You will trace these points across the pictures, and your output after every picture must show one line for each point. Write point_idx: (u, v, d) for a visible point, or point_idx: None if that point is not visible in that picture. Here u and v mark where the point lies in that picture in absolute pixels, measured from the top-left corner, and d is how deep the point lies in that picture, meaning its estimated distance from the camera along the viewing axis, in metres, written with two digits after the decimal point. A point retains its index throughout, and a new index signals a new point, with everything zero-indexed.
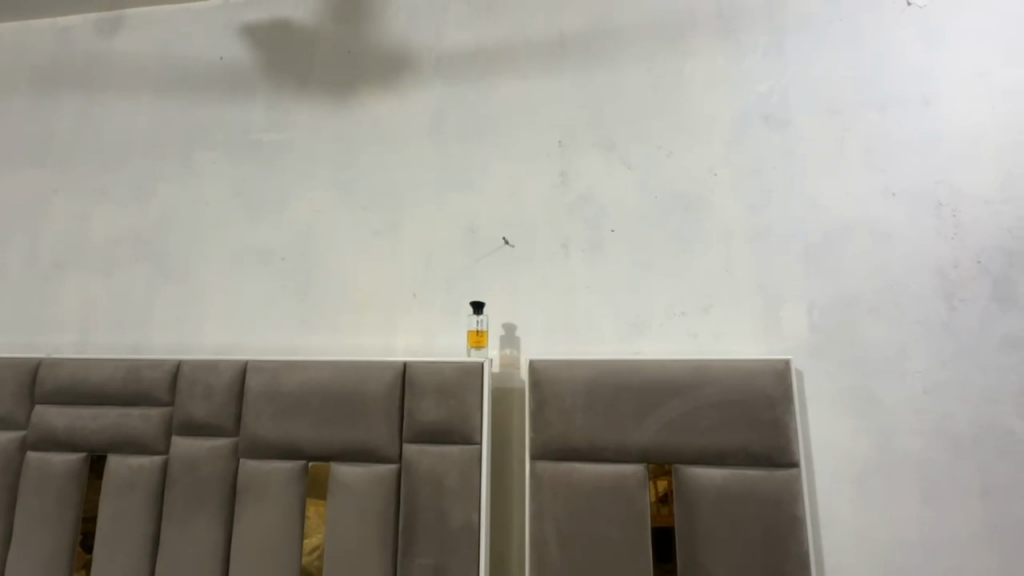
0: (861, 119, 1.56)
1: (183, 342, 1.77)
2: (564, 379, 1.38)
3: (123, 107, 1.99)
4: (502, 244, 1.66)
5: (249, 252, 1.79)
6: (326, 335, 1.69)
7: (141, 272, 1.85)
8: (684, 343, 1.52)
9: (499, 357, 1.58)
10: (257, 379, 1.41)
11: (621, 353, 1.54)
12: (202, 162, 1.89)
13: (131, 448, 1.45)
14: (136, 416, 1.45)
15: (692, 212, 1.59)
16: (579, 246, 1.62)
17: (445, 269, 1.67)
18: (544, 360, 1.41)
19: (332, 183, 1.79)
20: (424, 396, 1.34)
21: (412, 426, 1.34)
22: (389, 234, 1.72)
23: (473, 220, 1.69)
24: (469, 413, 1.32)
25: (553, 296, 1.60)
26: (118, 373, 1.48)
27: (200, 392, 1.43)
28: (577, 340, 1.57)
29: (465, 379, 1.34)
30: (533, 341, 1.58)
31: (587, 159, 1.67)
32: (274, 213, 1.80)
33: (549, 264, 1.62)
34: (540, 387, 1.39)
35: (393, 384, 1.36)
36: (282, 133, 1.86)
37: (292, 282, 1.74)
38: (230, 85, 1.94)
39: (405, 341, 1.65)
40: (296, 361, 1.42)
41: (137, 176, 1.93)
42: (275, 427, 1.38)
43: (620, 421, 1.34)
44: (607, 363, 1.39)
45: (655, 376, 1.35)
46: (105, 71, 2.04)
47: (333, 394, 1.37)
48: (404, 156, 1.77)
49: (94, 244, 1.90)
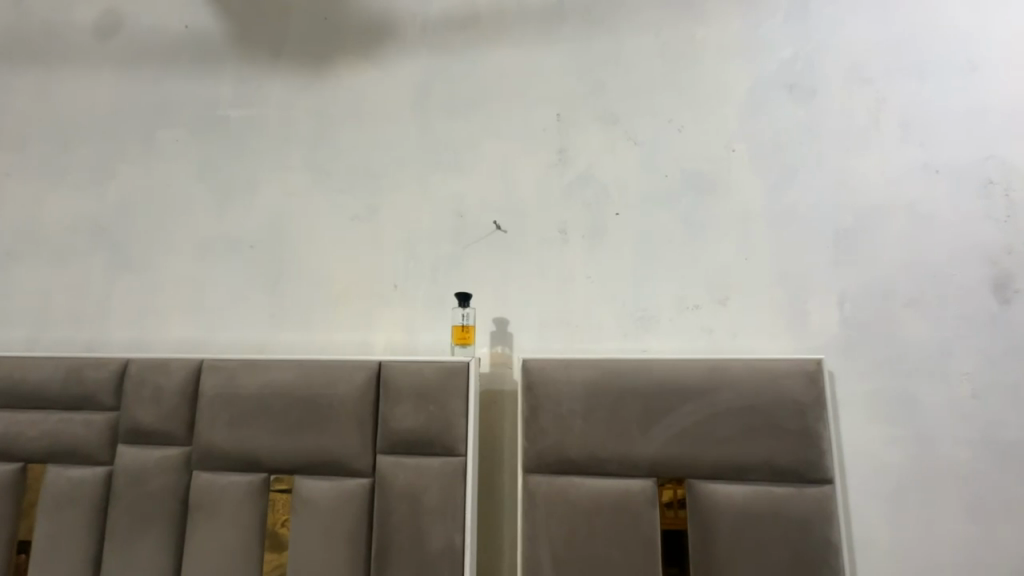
0: (897, 89, 1.38)
1: (141, 339, 1.60)
2: (560, 381, 1.21)
3: (82, 81, 1.82)
4: (493, 230, 1.48)
5: (215, 240, 1.62)
6: (298, 332, 1.52)
7: (98, 262, 1.67)
8: (698, 340, 1.35)
9: (488, 356, 1.41)
10: (212, 381, 1.24)
11: (626, 351, 1.37)
12: (166, 141, 1.72)
13: (73, 457, 1.28)
14: (78, 421, 1.28)
15: (707, 193, 1.41)
16: (579, 231, 1.44)
17: (430, 257, 1.50)
18: (539, 359, 1.24)
19: (306, 163, 1.62)
20: (401, 400, 1.17)
21: (387, 435, 1.17)
22: (369, 219, 1.55)
23: (461, 203, 1.52)
24: (452, 421, 1.15)
25: (550, 287, 1.43)
26: (58, 372, 1.30)
27: (148, 395, 1.26)
28: (576, 338, 1.39)
29: (448, 382, 1.17)
30: (527, 338, 1.41)
31: (588, 135, 1.49)
32: (243, 196, 1.63)
33: (545, 252, 1.45)
34: (534, 390, 1.22)
35: (365, 387, 1.19)
36: (253, 109, 1.69)
37: (262, 271, 1.57)
38: (197, 56, 1.76)
39: (384, 339, 1.48)
40: (256, 360, 1.25)
41: (95, 156, 1.75)
42: (231, 436, 1.21)
43: (625, 430, 1.17)
44: (610, 362, 1.22)
45: (665, 379, 1.18)
46: (62, 42, 1.86)
47: (297, 398, 1.20)
48: (385, 133, 1.60)
49: (47, 231, 1.72)
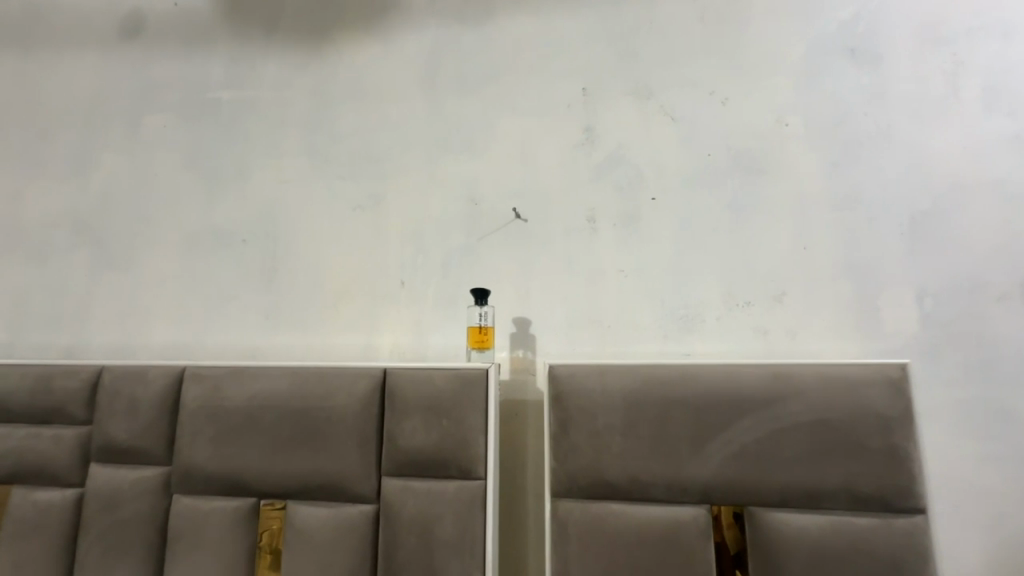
0: (978, 50, 1.20)
1: (125, 344, 1.46)
2: (594, 390, 1.04)
3: (65, 65, 1.68)
4: (511, 218, 1.32)
5: (204, 234, 1.47)
6: (294, 335, 1.36)
7: (80, 260, 1.53)
8: (750, 341, 1.17)
9: (508, 361, 1.25)
10: (194, 392, 1.09)
11: (666, 355, 1.19)
12: (153, 127, 1.58)
13: (40, 478, 1.13)
14: (46, 437, 1.13)
15: (757, 173, 1.24)
16: (610, 219, 1.27)
17: (441, 250, 1.34)
18: (569, 365, 1.07)
19: (304, 148, 1.46)
20: (409, 414, 1.01)
21: (393, 455, 1.01)
22: (373, 208, 1.39)
23: (475, 189, 1.35)
24: (469, 438, 0.98)
25: (577, 282, 1.26)
26: (24, 382, 1.16)
27: (123, 408, 1.11)
28: (608, 339, 1.22)
29: (463, 392, 1.00)
30: (552, 341, 1.24)
31: (618, 111, 1.32)
32: (235, 185, 1.48)
33: (571, 242, 1.28)
34: (563, 401, 1.05)
35: (368, 398, 1.03)
36: (246, 91, 1.54)
37: (255, 268, 1.42)
38: (187, 35, 1.62)
39: (390, 342, 1.32)
40: (245, 368, 1.09)
41: (77, 145, 1.62)
42: (215, 455, 1.05)
43: (673, 448, 0.99)
44: (653, 368, 1.04)
45: (718, 387, 1.01)
46: (44, 25, 1.73)
47: (290, 411, 1.04)
48: (390, 114, 1.44)
49: (27, 227, 1.59)
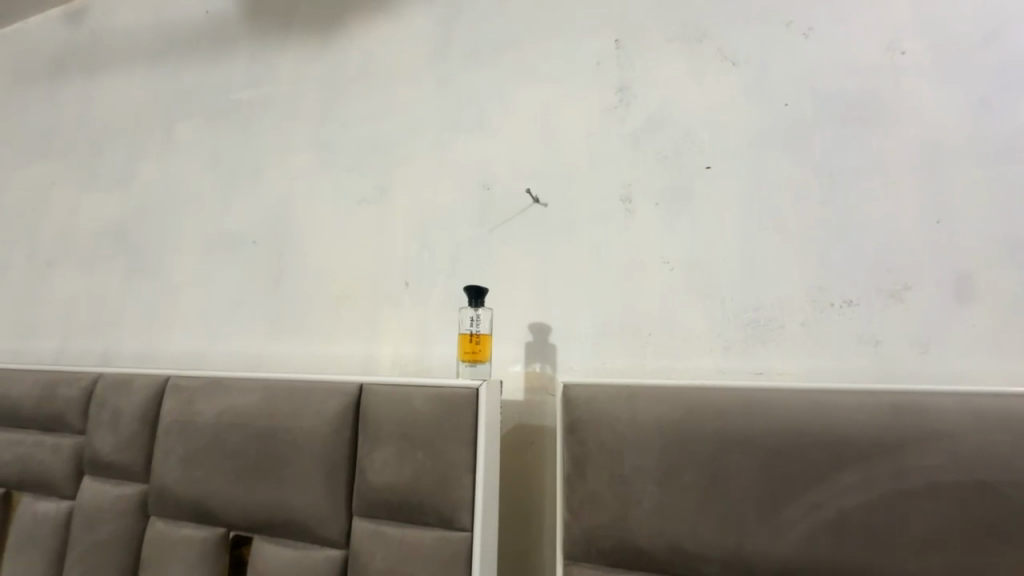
0: None
1: (149, 351, 1.44)
2: (619, 420, 0.78)
3: (118, 84, 1.76)
4: (529, 204, 1.09)
5: (219, 237, 1.41)
6: (297, 343, 1.24)
7: (118, 268, 1.56)
8: (853, 356, 0.83)
9: (522, 377, 1.01)
10: (171, 404, 0.99)
11: (727, 373, 0.89)
12: (183, 134, 1.58)
13: (41, 488, 1.10)
14: (48, 447, 1.10)
15: (858, 122, 0.89)
16: (651, 197, 1.00)
17: (448, 245, 1.15)
18: (587, 386, 0.82)
19: (313, 142, 1.36)
20: (382, 442, 0.82)
21: (362, 492, 0.82)
22: (378, 201, 1.24)
23: (487, 172, 1.15)
24: (450, 476, 0.77)
25: (609, 278, 0.99)
26: (34, 389, 1.15)
27: (108, 420, 1.04)
28: (648, 352, 0.94)
29: (445, 418, 0.79)
30: (576, 353, 0.99)
31: (661, 61, 1.05)
32: (249, 185, 1.41)
33: (600, 229, 1.02)
34: (579, 433, 0.80)
35: (338, 421, 0.85)
36: (263, 88, 1.48)
37: (263, 271, 1.33)
38: (215, 41, 1.61)
39: (391, 353, 1.15)
40: (220, 379, 0.97)
41: (123, 157, 1.67)
42: (184, 477, 0.94)
43: (733, 509, 0.70)
44: (702, 392, 0.76)
45: (800, 424, 0.69)
46: (105, 49, 1.83)
47: (257, 432, 0.89)
48: (399, 96, 1.29)
49: (80, 238, 1.66)
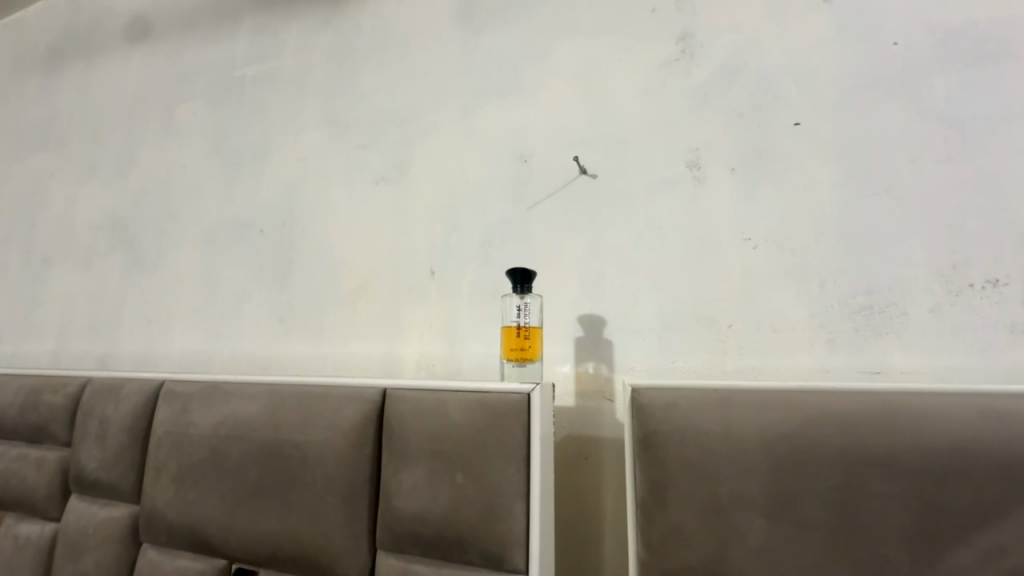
0: None
1: (149, 352, 1.31)
2: (710, 435, 0.62)
3: (117, 68, 1.65)
4: (574, 176, 0.94)
5: (223, 226, 1.28)
6: (309, 342, 1.10)
7: (117, 263, 1.44)
8: (1002, 350, 0.66)
9: (572, 379, 0.86)
10: (165, 413, 0.85)
11: (833, 372, 0.72)
12: (184, 117, 1.45)
13: (24, 508, 0.97)
14: (31, 461, 0.98)
15: (993, 59, 0.72)
16: (724, 162, 0.83)
17: (480, 227, 1.00)
18: (665, 390, 0.66)
19: (324, 117, 1.22)
20: (410, 460, 0.67)
21: (388, 522, 0.67)
22: (397, 179, 1.09)
23: (524, 142, 0.99)
24: (498, 503, 0.62)
25: (675, 260, 0.83)
26: (18, 395, 1.02)
27: (95, 431, 0.91)
28: (729, 348, 0.77)
29: (490, 430, 0.64)
30: (637, 350, 0.83)
31: (731, 3, 0.88)
32: (255, 168, 1.28)
33: (663, 203, 0.86)
34: (657, 450, 0.64)
35: (357, 434, 0.70)
36: (269, 63, 1.34)
37: (271, 262, 1.19)
38: (218, 16, 1.48)
39: (416, 352, 1.00)
40: (221, 383, 0.83)
41: (121, 145, 1.55)
42: (179, 498, 0.80)
43: (874, 553, 0.54)
44: (820, 399, 0.60)
45: (964, 440, 0.54)
46: (105, 32, 1.72)
47: (261, 446, 0.75)
48: (419, 62, 1.14)
49: (79, 232, 1.54)
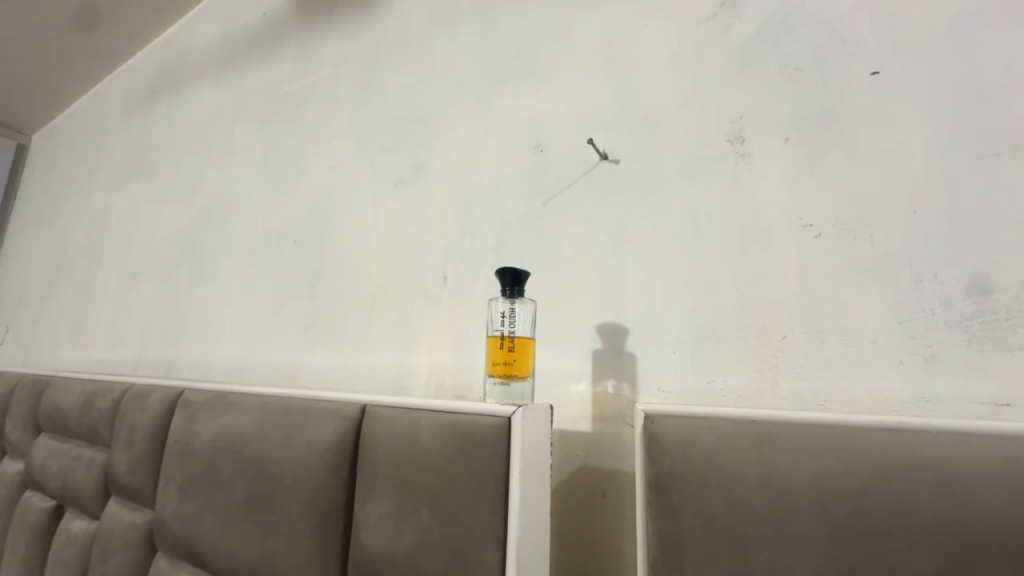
0: None
1: (203, 359, 1.38)
2: (741, 482, 0.46)
3: (194, 99, 1.80)
4: (594, 163, 0.81)
5: (264, 238, 1.32)
6: (330, 351, 1.08)
7: (184, 275, 1.55)
8: None
9: (589, 399, 0.72)
10: (177, 421, 0.85)
11: (935, 401, 0.52)
12: (240, 137, 1.54)
13: (77, 504, 1.04)
14: (84, 460, 1.04)
15: None
16: (775, 131, 0.67)
17: (493, 227, 0.90)
18: (684, 420, 0.51)
19: (352, 125, 1.21)
20: (380, 489, 0.58)
21: (356, 558, 0.59)
22: (415, 182, 1.04)
23: (541, 132, 0.89)
24: (468, 550, 0.51)
25: (713, 255, 0.68)
26: (79, 398, 1.11)
27: (126, 435, 0.94)
28: (783, 366, 0.60)
29: (462, 460, 0.54)
30: (665, 366, 0.68)
31: None
32: (291, 181, 1.31)
33: (697, 188, 0.71)
34: (671, 498, 0.49)
35: (332, 455, 0.64)
36: (308, 77, 1.37)
37: (301, 271, 1.20)
38: (270, 40, 1.56)
39: (427, 364, 0.92)
40: (225, 393, 0.82)
41: (193, 168, 1.68)
42: (181, 508, 0.78)
43: None
44: (904, 441, 0.43)
45: None
46: (186, 68, 1.89)
47: (248, 462, 0.71)
48: (438, 58, 1.09)
49: (159, 248, 1.70)
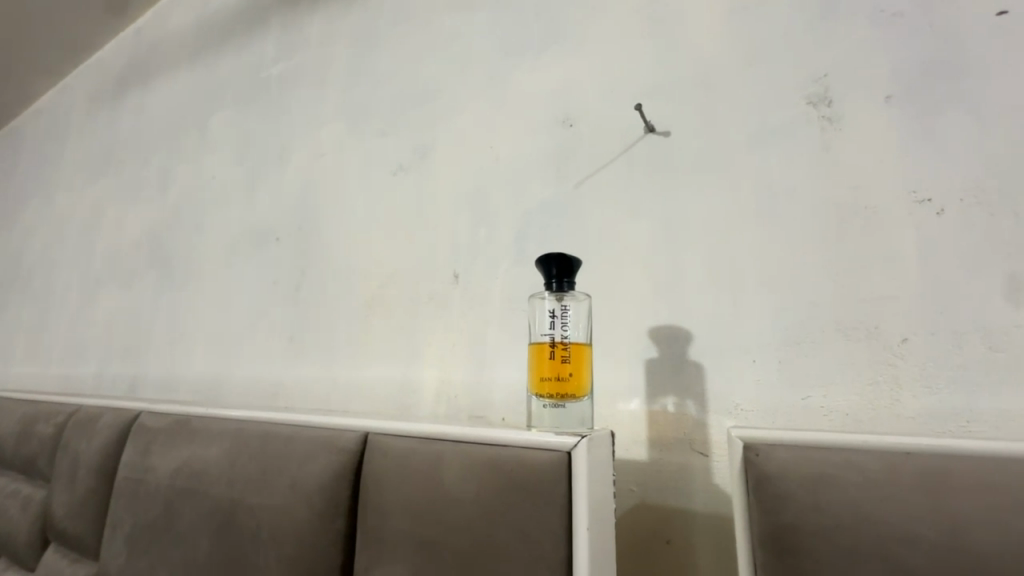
0: None
1: (171, 375, 1.21)
2: (913, 544, 0.33)
3: (166, 89, 1.65)
4: (637, 137, 0.69)
5: (242, 236, 1.17)
6: (319, 363, 0.92)
7: (151, 281, 1.38)
8: None
9: (644, 420, 0.59)
10: (130, 452, 0.69)
11: None
12: (216, 128, 1.39)
13: (9, 552, 0.86)
14: (19, 497, 0.87)
15: None
16: (872, 88, 0.55)
17: (514, 216, 0.77)
18: (810, 453, 0.38)
19: (342, 107, 1.07)
20: (391, 547, 0.44)
21: None
22: (418, 166, 0.90)
23: (569, 103, 0.76)
24: None
25: (800, 240, 0.55)
26: (18, 423, 0.93)
27: (68, 469, 0.78)
28: (906, 376, 0.47)
29: (505, 510, 0.40)
30: (743, 379, 0.54)
31: None
32: (273, 172, 1.16)
33: (773, 160, 0.58)
34: (803, 563, 0.36)
35: (324, 500, 0.49)
36: (292, 59, 1.24)
37: (284, 272, 1.04)
38: (251, 22, 1.42)
39: (435, 377, 0.78)
40: (188, 417, 0.66)
41: (165, 163, 1.52)
42: (130, 563, 0.62)
43: None
44: None
45: None
46: (158, 56, 1.74)
47: (216, 508, 0.56)
48: (443, 29, 0.96)
49: (125, 251, 1.53)
